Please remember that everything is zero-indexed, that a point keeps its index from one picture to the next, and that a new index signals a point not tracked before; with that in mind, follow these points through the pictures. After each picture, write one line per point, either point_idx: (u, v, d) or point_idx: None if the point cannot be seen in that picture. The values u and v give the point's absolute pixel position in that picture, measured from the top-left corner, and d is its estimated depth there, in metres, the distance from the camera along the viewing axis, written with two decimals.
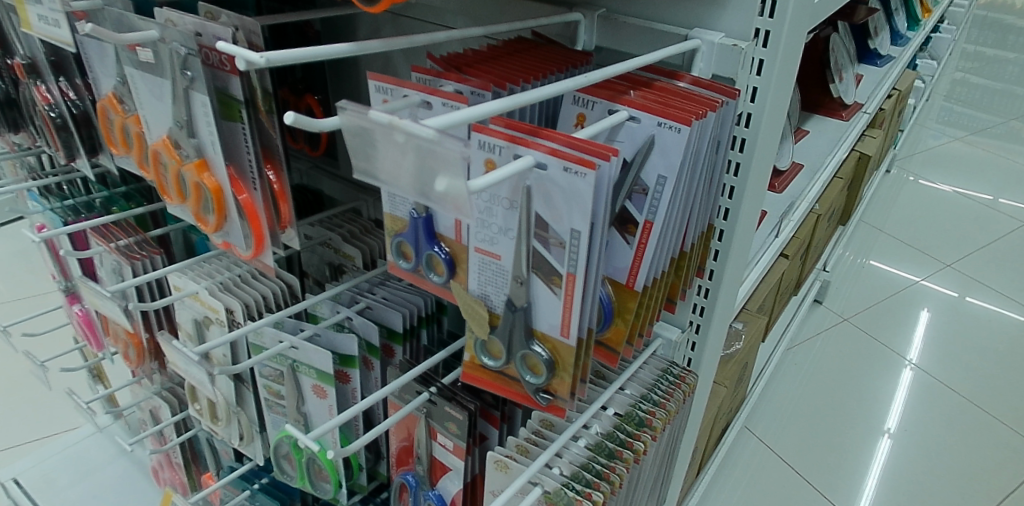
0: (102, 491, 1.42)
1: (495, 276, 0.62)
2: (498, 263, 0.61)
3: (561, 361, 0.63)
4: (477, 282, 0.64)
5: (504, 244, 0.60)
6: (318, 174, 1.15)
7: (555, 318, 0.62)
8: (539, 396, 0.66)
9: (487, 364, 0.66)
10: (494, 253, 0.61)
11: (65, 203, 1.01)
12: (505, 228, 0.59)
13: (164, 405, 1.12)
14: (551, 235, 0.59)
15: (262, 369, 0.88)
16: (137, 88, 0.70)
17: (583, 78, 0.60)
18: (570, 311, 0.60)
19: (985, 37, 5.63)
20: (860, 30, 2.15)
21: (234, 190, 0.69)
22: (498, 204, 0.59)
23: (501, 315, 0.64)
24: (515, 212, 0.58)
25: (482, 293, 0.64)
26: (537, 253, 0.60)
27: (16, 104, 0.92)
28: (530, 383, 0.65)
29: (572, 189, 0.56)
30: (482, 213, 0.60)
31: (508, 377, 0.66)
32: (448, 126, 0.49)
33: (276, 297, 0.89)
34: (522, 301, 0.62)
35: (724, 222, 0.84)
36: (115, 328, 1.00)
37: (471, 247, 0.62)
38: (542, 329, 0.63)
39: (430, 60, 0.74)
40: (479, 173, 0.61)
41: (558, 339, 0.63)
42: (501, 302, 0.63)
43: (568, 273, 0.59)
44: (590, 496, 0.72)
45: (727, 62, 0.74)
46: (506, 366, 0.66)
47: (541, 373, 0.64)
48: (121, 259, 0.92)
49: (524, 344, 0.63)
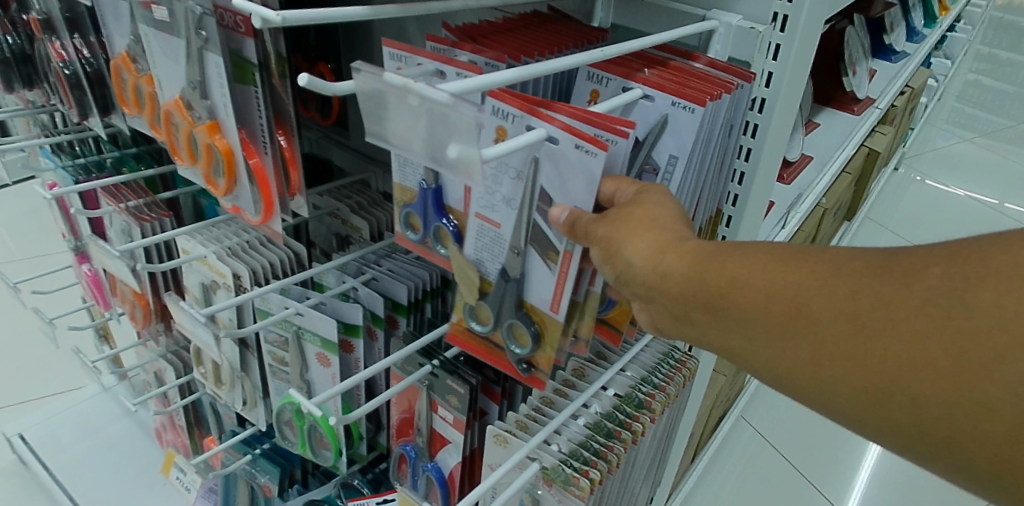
0: (106, 449, 1.44)
1: (493, 243, 0.63)
2: (496, 231, 0.62)
3: (546, 336, 0.63)
4: (473, 247, 0.64)
5: (505, 213, 0.61)
6: (328, 143, 1.15)
7: (547, 293, 0.62)
8: (520, 367, 0.66)
9: (473, 328, 0.67)
10: (494, 221, 0.62)
11: (77, 163, 1.02)
12: (507, 198, 0.60)
13: (169, 368, 1.15)
14: (553, 211, 0.59)
15: (267, 335, 0.89)
16: (150, 46, 0.70)
17: (599, 52, 0.60)
18: (563, 288, 0.61)
19: (999, 39, 5.56)
20: (875, 25, 2.13)
21: (246, 154, 0.69)
22: (506, 173, 0.59)
23: (493, 283, 0.64)
24: (522, 184, 0.59)
25: (476, 257, 0.64)
26: (536, 225, 0.60)
27: (31, 61, 0.92)
28: (514, 352, 0.65)
29: (582, 166, 0.56)
30: (488, 179, 0.60)
31: (494, 345, 0.67)
32: (464, 92, 0.49)
33: (283, 265, 0.90)
34: (517, 272, 0.62)
35: (732, 208, 0.85)
36: (122, 288, 1.00)
37: (472, 212, 0.63)
38: (532, 301, 0.64)
39: (443, 29, 0.74)
40: (489, 141, 0.61)
41: (547, 313, 0.63)
42: (495, 270, 0.64)
43: (565, 251, 0.59)
44: (586, 474, 0.71)
45: (744, 45, 0.74)
46: (492, 333, 0.66)
47: (526, 344, 0.64)
48: (129, 220, 0.93)
49: (512, 313, 0.64)
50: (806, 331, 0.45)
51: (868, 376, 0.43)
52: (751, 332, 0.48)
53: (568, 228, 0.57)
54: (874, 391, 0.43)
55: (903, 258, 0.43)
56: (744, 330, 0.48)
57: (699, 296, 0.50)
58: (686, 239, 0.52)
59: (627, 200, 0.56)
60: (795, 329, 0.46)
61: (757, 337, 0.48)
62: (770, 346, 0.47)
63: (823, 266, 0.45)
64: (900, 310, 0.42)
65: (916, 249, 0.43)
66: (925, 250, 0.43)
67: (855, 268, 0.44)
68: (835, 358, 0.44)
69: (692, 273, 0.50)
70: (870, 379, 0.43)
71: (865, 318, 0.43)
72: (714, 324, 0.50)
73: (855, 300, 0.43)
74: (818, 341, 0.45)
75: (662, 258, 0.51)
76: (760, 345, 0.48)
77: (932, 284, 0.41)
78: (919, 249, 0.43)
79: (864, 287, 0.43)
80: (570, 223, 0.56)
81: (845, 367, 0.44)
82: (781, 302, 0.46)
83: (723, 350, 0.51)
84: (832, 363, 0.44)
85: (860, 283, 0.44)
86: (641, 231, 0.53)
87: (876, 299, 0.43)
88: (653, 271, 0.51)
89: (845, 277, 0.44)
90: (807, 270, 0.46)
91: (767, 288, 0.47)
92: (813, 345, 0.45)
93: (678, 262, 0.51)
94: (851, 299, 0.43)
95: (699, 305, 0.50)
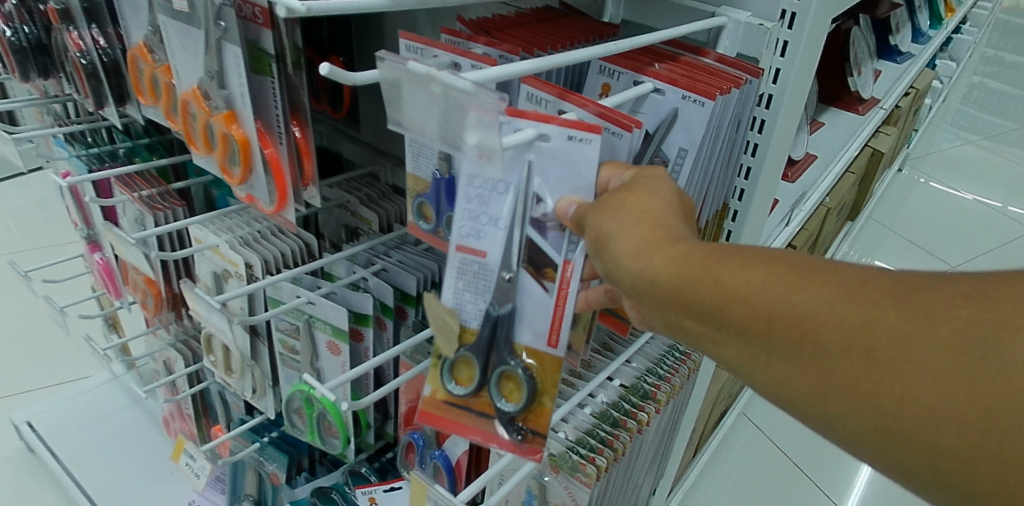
0: (114, 438, 1.45)
1: (477, 276, 0.60)
2: (482, 261, 0.59)
3: (543, 384, 0.61)
4: (452, 289, 0.61)
5: (492, 237, 0.58)
6: (338, 136, 1.16)
7: (541, 326, 0.60)
8: (510, 431, 0.62)
9: (454, 392, 0.63)
10: (478, 250, 0.59)
11: (91, 151, 1.04)
12: (495, 218, 0.58)
13: (179, 357, 1.16)
14: (547, 218, 0.58)
15: (278, 323, 0.90)
16: (169, 37, 0.71)
17: (611, 45, 0.61)
18: (562, 311, 0.59)
19: (1005, 41, 5.54)
20: (882, 25, 2.14)
21: (261, 144, 0.70)
22: (493, 190, 0.57)
23: (475, 330, 0.61)
24: (513, 198, 0.57)
25: (456, 302, 0.61)
26: (530, 240, 0.58)
27: (46, 51, 0.93)
28: (505, 411, 0.62)
29: (575, 158, 0.56)
30: (473, 201, 0.58)
31: (476, 413, 0.63)
32: (486, 81, 0.51)
33: (295, 255, 0.91)
34: (507, 302, 0.60)
35: (738, 203, 0.86)
36: (134, 277, 1.01)
37: (451, 246, 0.60)
38: (524, 342, 0.61)
39: (457, 22, 0.75)
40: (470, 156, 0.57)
41: (542, 351, 0.61)
42: (478, 314, 0.61)
43: (565, 260, 0.58)
44: (594, 461, 0.73)
45: (751, 42, 0.75)
46: (477, 394, 0.63)
47: (517, 401, 0.61)
48: (143, 209, 0.94)
49: (503, 360, 0.61)
50: (811, 355, 0.45)
51: (879, 413, 0.42)
52: (754, 351, 0.48)
53: (576, 224, 0.56)
54: (888, 433, 0.42)
55: (924, 291, 0.42)
56: (741, 341, 0.48)
57: (692, 304, 0.49)
58: (681, 237, 0.51)
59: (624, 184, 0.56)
60: (803, 354, 0.45)
61: (755, 350, 0.47)
62: (776, 369, 0.47)
63: (834, 287, 0.45)
64: (923, 352, 0.41)
65: (939, 281, 0.43)
66: (950, 287, 0.42)
67: (869, 294, 0.43)
68: (841, 386, 0.44)
69: (683, 278, 0.49)
70: (886, 420, 0.42)
71: (879, 355, 0.42)
72: (713, 335, 0.50)
73: (869, 334, 0.42)
74: (829, 371, 0.44)
75: (647, 256, 0.50)
76: (762, 365, 0.47)
77: (959, 326, 0.40)
78: (941, 280, 0.43)
79: (878, 319, 0.42)
80: (578, 217, 0.56)
81: (856, 402, 0.43)
82: (783, 322, 0.46)
83: (720, 361, 0.50)
84: (842, 397, 0.44)
85: (874, 313, 0.43)
86: (630, 220, 0.52)
87: (893, 335, 0.42)
88: (645, 276, 0.50)
89: (862, 305, 0.43)
90: (816, 290, 0.45)
91: (769, 306, 0.46)
92: (819, 372, 0.45)
93: (665, 265, 0.50)
94: (864, 330, 0.43)
95: (699, 317, 0.49)
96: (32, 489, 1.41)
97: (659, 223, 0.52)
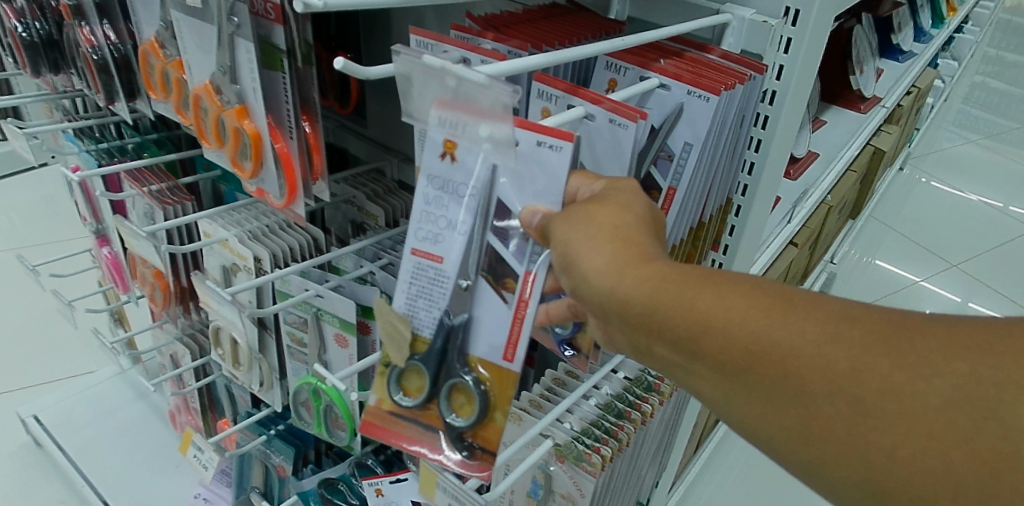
0: (120, 431, 1.47)
1: (433, 283, 0.56)
2: (438, 267, 0.56)
3: (495, 398, 0.58)
4: (405, 298, 0.57)
5: (449, 243, 0.55)
6: (344, 132, 1.17)
7: (498, 339, 0.57)
8: (458, 447, 0.60)
9: (401, 402, 0.60)
10: (436, 255, 0.56)
11: (100, 147, 1.05)
12: (453, 221, 0.55)
13: (186, 351, 1.17)
14: (511, 228, 0.56)
15: (286, 316, 0.91)
16: (182, 33, 0.72)
17: (619, 40, 0.62)
18: (522, 325, 0.56)
19: (1008, 41, 5.52)
20: (884, 24, 2.14)
21: (272, 138, 0.71)
22: (453, 191, 0.54)
23: (428, 339, 0.58)
24: (474, 202, 0.54)
25: (409, 310, 0.58)
26: (491, 248, 0.55)
27: (57, 46, 0.94)
28: (454, 425, 0.59)
29: (544, 164, 0.54)
30: (432, 203, 0.55)
31: (423, 426, 0.61)
32: (500, 74, 0.52)
33: (302, 249, 0.92)
34: (462, 312, 0.57)
35: (742, 198, 0.87)
36: (142, 271, 1.02)
37: (405, 249, 0.56)
38: (479, 355, 0.58)
39: (466, 19, 0.76)
40: (433, 152, 0.53)
41: (496, 364, 0.58)
42: (430, 322, 0.58)
43: (526, 270, 0.55)
44: (599, 451, 0.73)
45: (756, 38, 0.76)
46: (426, 406, 0.60)
47: (468, 416, 0.59)
48: (152, 204, 0.95)
49: (456, 370, 0.58)
50: (795, 398, 0.45)
51: (867, 462, 0.43)
52: (732, 386, 0.48)
53: (540, 233, 0.54)
54: (874, 485, 0.43)
55: (911, 339, 0.43)
56: (716, 373, 0.48)
57: (669, 332, 0.49)
58: (655, 258, 0.50)
59: (593, 195, 0.55)
60: (786, 396, 0.45)
61: (730, 384, 0.48)
62: (756, 407, 0.47)
63: (823, 331, 0.45)
64: (917, 410, 0.41)
65: (939, 329, 0.43)
66: (951, 339, 0.42)
67: (859, 340, 0.44)
68: (824, 431, 0.44)
69: (659, 306, 0.48)
70: (872, 471, 0.43)
71: (867, 404, 0.43)
72: (688, 364, 0.49)
73: (859, 383, 0.43)
74: (814, 416, 0.44)
75: (622, 279, 0.49)
76: (740, 401, 0.48)
77: (956, 382, 0.41)
78: (927, 327, 0.44)
79: (868, 365, 0.43)
80: (543, 226, 0.53)
81: (841, 450, 0.44)
82: (765, 361, 0.46)
83: (694, 390, 0.50)
84: (826, 444, 0.44)
85: (863, 360, 0.43)
86: (603, 238, 0.50)
87: (883, 385, 0.42)
88: (622, 300, 0.49)
89: (850, 350, 0.44)
90: (799, 331, 0.45)
91: (751, 344, 0.46)
92: (804, 416, 0.45)
93: (640, 289, 0.49)
94: (853, 376, 0.43)
95: (675, 346, 0.49)
96: (39, 481, 1.42)
97: (632, 241, 0.51)
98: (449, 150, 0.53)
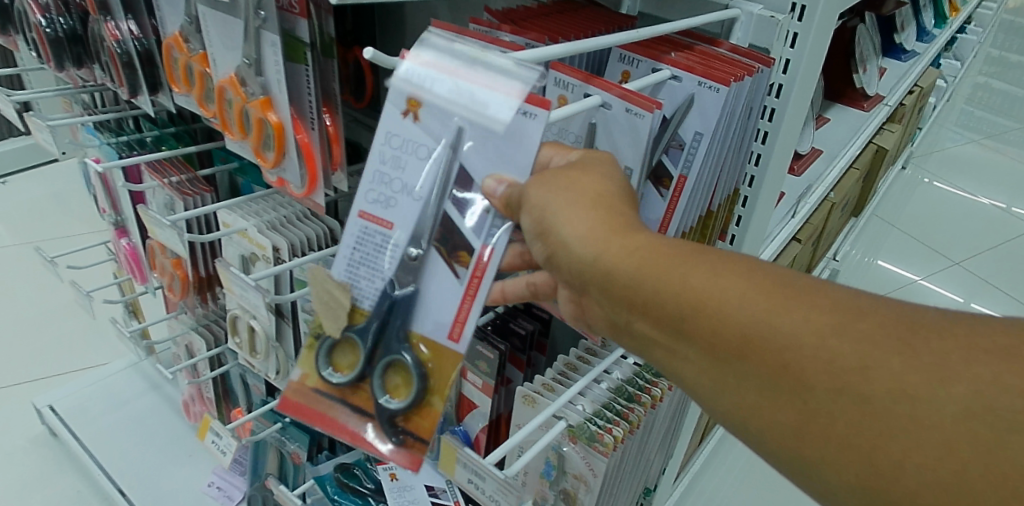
0: (135, 421, 1.49)
1: (379, 248, 0.59)
2: (387, 233, 0.59)
3: (433, 380, 0.59)
4: (347, 264, 0.61)
5: (400, 209, 0.58)
6: (357, 126, 1.19)
7: (444, 317, 0.59)
8: (388, 432, 0.61)
9: (332, 380, 0.63)
10: (386, 221, 0.59)
11: (121, 139, 1.07)
12: (406, 186, 0.57)
13: (200, 340, 1.19)
14: (467, 198, 0.57)
15: (304, 304, 0.93)
16: (207, 26, 0.75)
17: (633, 32, 0.65)
18: (471, 304, 0.57)
19: (1012, 42, 5.49)
20: (887, 24, 2.17)
21: (294, 129, 0.73)
22: (411, 153, 0.57)
23: (366, 311, 0.61)
24: (429, 164, 0.56)
25: (349, 279, 0.61)
26: (446, 218, 0.57)
27: (81, 41, 0.97)
28: (384, 406, 0.61)
29: (519, 129, 0.55)
30: (387, 162, 0.58)
31: (350, 407, 0.63)
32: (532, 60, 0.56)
33: (319, 239, 0.94)
34: (410, 283, 0.59)
35: (748, 189, 0.89)
36: (161, 261, 1.05)
37: (354, 211, 0.59)
38: (421, 332, 0.60)
39: (485, 12, 0.78)
40: (397, 110, 0.56)
41: (438, 343, 0.59)
42: (369, 295, 0.61)
43: (482, 246, 0.56)
44: (610, 432, 0.75)
45: (764, 32, 0.78)
46: (355, 386, 0.63)
47: (401, 398, 0.61)
48: (173, 194, 0.98)
49: (396, 347, 0.60)
50: (792, 388, 0.44)
51: (867, 463, 0.42)
52: (720, 371, 0.47)
53: (505, 203, 0.55)
54: (873, 489, 0.43)
55: (924, 338, 0.43)
56: (702, 353, 0.48)
57: (654, 309, 0.49)
58: (640, 231, 0.51)
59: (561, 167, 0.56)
60: (782, 387, 0.45)
61: (717, 366, 0.47)
62: (746, 396, 0.47)
63: (827, 320, 0.44)
64: (933, 417, 0.40)
65: (948, 326, 0.43)
66: (964, 339, 0.42)
67: (866, 336, 0.43)
68: (824, 428, 0.44)
69: (645, 278, 0.49)
70: (872, 475, 0.42)
71: (874, 405, 0.42)
72: (673, 345, 0.49)
73: (867, 383, 0.42)
74: (813, 411, 0.44)
75: (605, 249, 0.50)
76: (728, 386, 0.47)
77: (971, 388, 0.40)
78: (941, 327, 0.43)
79: (873, 362, 0.42)
80: (507, 196, 0.55)
81: (846, 451, 0.43)
82: (758, 345, 0.45)
83: (678, 375, 0.50)
84: (826, 443, 0.44)
85: (870, 357, 0.42)
86: (584, 206, 0.51)
87: (893, 386, 0.42)
88: (602, 267, 0.50)
89: (858, 343, 0.43)
90: (795, 316, 0.45)
91: (745, 328, 0.46)
92: (803, 410, 0.44)
93: (625, 261, 0.49)
94: (859, 372, 0.42)
95: (662, 325, 0.49)
96: (54, 471, 1.45)
97: (614, 211, 0.52)
98: (412, 109, 0.56)
